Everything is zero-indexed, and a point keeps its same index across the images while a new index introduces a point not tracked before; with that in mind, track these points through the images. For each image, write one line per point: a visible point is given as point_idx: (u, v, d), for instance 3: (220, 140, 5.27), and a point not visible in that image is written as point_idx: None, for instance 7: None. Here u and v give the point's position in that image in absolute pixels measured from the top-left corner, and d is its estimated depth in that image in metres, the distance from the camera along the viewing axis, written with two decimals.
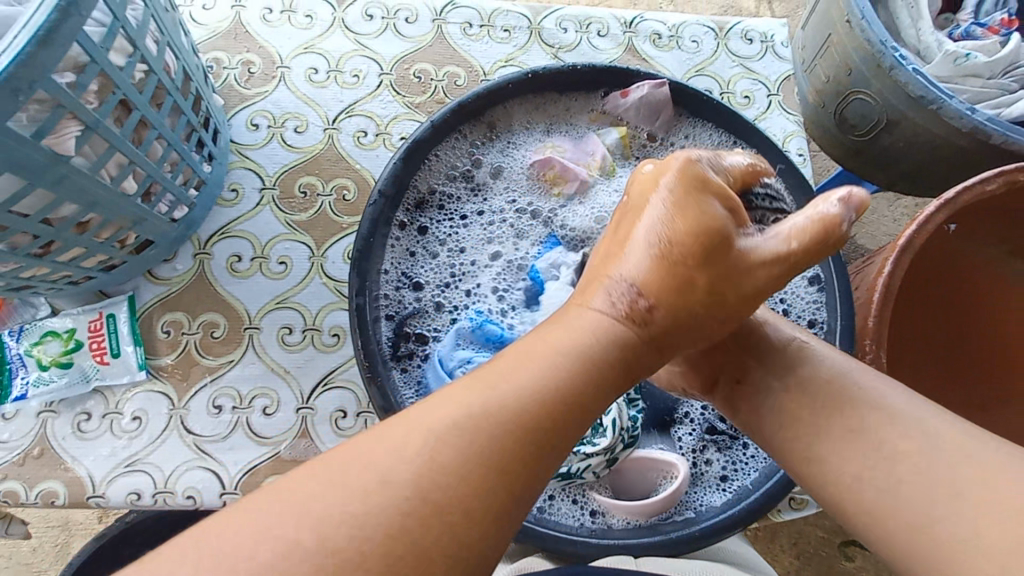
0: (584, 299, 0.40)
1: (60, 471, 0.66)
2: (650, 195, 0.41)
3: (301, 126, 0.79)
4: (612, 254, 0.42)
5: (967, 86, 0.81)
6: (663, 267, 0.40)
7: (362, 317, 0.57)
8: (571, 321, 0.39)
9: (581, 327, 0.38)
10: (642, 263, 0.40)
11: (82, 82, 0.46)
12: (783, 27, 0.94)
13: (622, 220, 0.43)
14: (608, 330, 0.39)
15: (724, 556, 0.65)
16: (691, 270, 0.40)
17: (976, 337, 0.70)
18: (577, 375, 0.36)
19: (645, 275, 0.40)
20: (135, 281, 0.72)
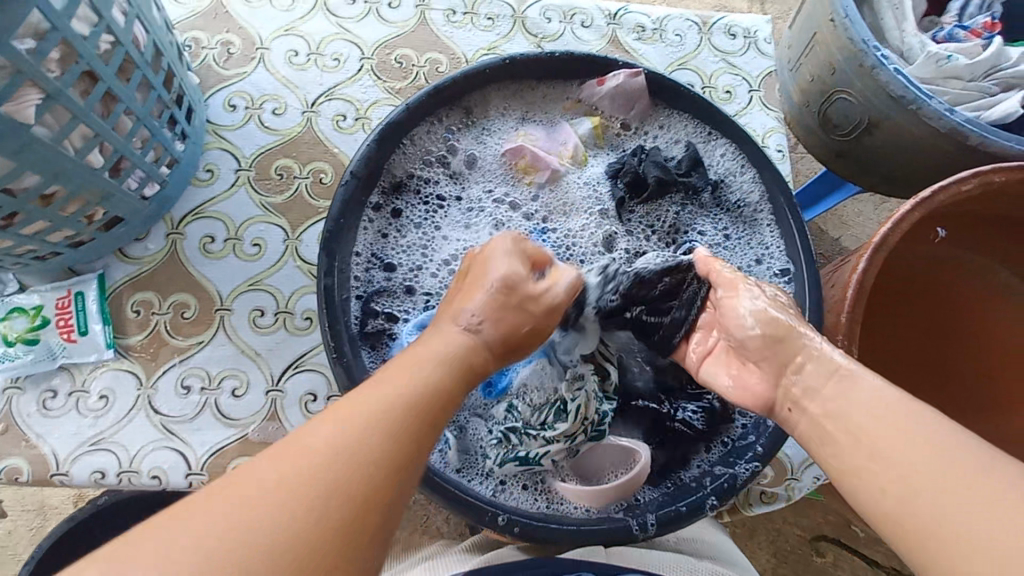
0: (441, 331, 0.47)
1: (23, 448, 0.65)
2: (484, 271, 0.50)
3: (279, 108, 0.79)
4: (462, 298, 0.49)
5: (947, 88, 0.81)
6: (502, 308, 0.48)
7: (330, 297, 0.58)
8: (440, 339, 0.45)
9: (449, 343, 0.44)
10: (486, 302, 0.48)
11: (42, 49, 0.45)
12: (768, 24, 0.95)
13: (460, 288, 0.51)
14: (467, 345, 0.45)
15: (691, 548, 0.66)
16: (515, 313, 0.49)
17: (956, 341, 0.70)
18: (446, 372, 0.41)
19: (487, 311, 0.47)
20: (106, 259, 0.71)
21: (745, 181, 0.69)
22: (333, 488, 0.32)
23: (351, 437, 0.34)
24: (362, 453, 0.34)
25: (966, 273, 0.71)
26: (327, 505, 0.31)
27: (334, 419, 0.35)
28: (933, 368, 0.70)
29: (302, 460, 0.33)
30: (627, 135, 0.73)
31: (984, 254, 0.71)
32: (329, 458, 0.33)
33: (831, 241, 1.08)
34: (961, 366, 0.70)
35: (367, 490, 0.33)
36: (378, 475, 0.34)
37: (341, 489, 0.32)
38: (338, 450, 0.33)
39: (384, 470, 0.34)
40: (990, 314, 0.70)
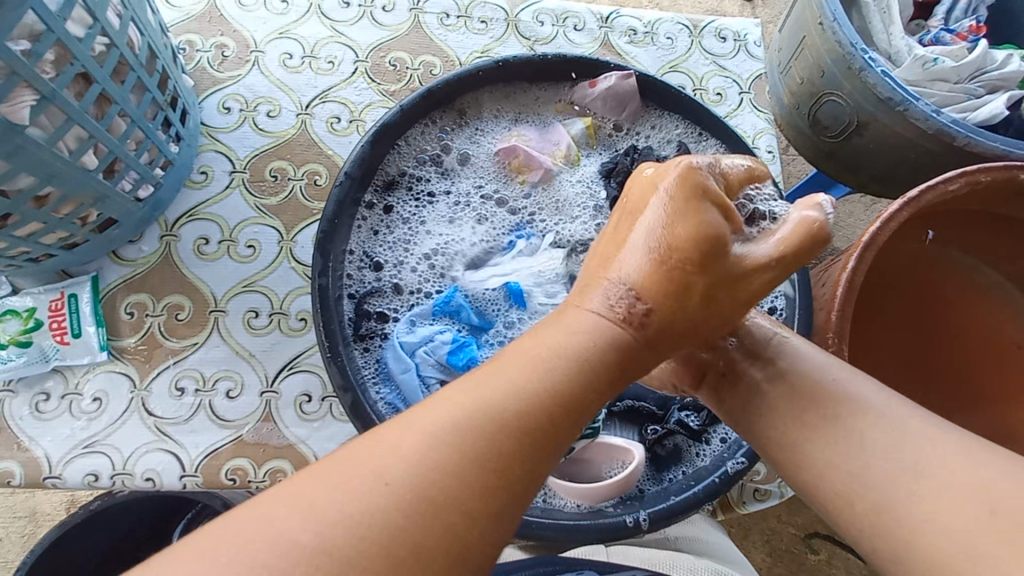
0: (580, 300, 0.39)
1: (16, 451, 0.65)
2: (650, 195, 0.40)
3: (273, 110, 0.79)
4: (611, 255, 0.40)
5: (935, 90, 0.83)
6: (661, 270, 0.39)
7: (324, 297, 0.58)
8: (569, 322, 0.38)
9: (578, 330, 0.37)
10: (641, 265, 0.39)
11: (37, 51, 0.45)
12: (757, 27, 0.96)
13: (620, 223, 0.42)
14: (602, 332, 0.37)
15: (688, 545, 0.66)
16: (688, 273, 0.39)
17: (942, 338, 0.71)
18: (569, 370, 0.35)
19: (642, 277, 0.39)
20: (99, 262, 0.71)
21: None
22: (427, 506, 0.30)
23: (446, 450, 0.31)
24: (460, 468, 0.31)
25: (950, 271, 0.72)
26: (422, 528, 0.29)
27: (428, 428, 0.32)
28: (918, 364, 0.70)
29: (391, 479, 0.30)
30: (619, 136, 0.73)
31: (967, 253, 0.73)
32: (425, 475, 0.30)
33: None
34: (946, 362, 0.70)
35: (466, 515, 0.30)
36: (476, 495, 0.31)
37: (439, 512, 0.30)
38: (433, 467, 0.31)
39: (485, 491, 0.31)
40: (977, 312, 0.71)
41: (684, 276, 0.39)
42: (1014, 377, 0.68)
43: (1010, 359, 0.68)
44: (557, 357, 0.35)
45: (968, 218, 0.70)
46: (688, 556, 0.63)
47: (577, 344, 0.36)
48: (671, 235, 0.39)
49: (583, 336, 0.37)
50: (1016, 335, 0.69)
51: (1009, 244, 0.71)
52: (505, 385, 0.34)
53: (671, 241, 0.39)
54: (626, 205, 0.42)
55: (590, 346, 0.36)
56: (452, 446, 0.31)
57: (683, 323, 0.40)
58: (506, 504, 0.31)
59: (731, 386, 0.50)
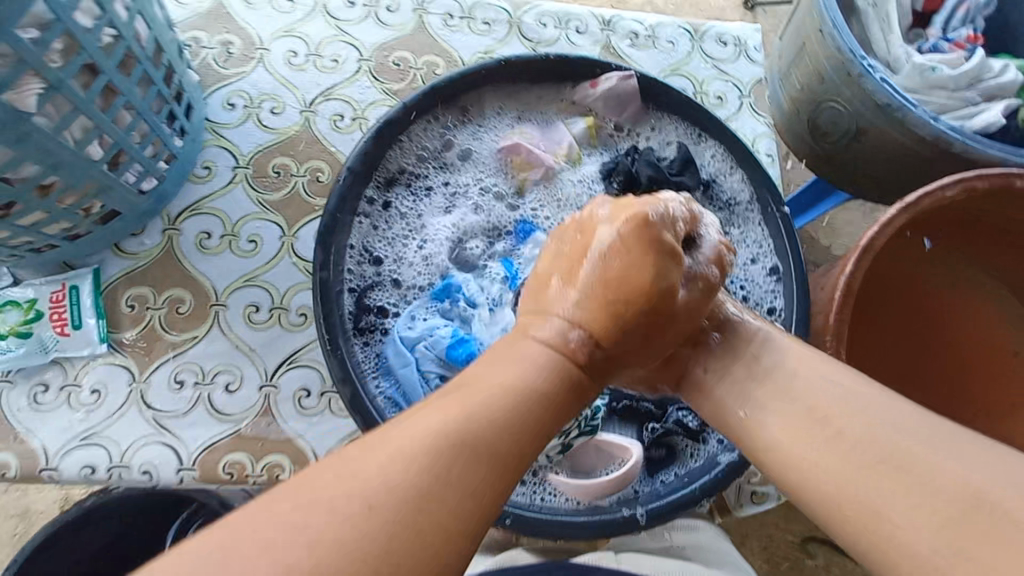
0: (528, 332, 0.42)
1: (13, 442, 0.65)
2: (602, 235, 0.44)
3: (277, 107, 0.79)
4: (561, 291, 0.43)
5: (934, 97, 0.83)
6: (608, 310, 0.42)
7: (325, 290, 0.58)
8: (518, 353, 0.40)
9: (526, 360, 0.40)
10: (591, 304, 0.42)
11: (46, 40, 0.46)
12: (757, 33, 0.97)
13: (574, 258, 0.45)
14: (548, 363, 0.40)
15: (692, 552, 0.66)
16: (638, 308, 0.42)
17: (943, 346, 0.71)
18: (518, 407, 0.37)
19: (591, 317, 0.42)
20: (100, 254, 0.71)
21: (735, 181, 0.71)
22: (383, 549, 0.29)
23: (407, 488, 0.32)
24: (419, 510, 0.31)
25: (955, 281, 0.72)
26: (381, 567, 0.29)
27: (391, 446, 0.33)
28: (920, 371, 0.70)
29: (363, 479, 0.32)
30: (619, 136, 0.74)
31: (972, 265, 0.73)
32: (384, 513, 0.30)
33: (822, 248, 1.10)
34: (947, 371, 0.70)
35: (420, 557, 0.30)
36: (434, 530, 0.31)
37: (394, 555, 0.30)
38: (395, 507, 0.31)
39: (438, 531, 0.31)
40: (975, 322, 0.72)
41: (620, 310, 0.42)
42: (1008, 390, 0.69)
43: (1005, 372, 0.70)
44: (505, 397, 0.37)
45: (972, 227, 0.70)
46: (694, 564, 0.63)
47: (527, 374, 0.39)
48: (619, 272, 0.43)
49: (535, 374, 0.39)
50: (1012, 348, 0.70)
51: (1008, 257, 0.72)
52: (458, 424, 0.35)
53: (615, 275, 0.43)
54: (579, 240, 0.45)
55: (534, 377, 0.39)
56: (409, 485, 0.32)
57: (629, 352, 0.43)
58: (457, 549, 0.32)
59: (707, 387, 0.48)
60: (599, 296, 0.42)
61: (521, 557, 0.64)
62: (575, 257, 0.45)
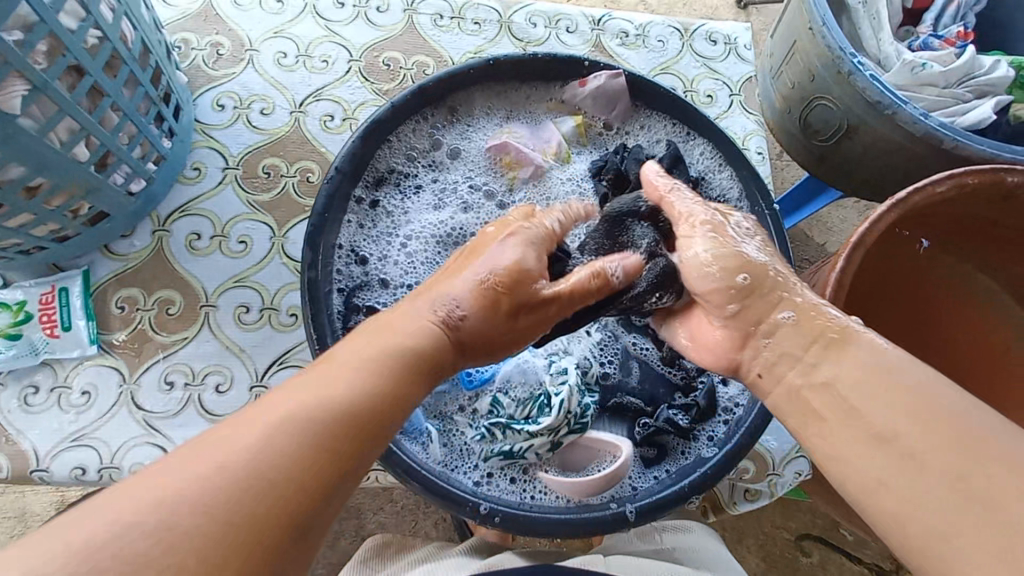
0: (407, 308, 0.46)
1: (4, 444, 0.65)
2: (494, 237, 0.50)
3: (267, 108, 0.79)
4: (446, 277, 0.48)
5: (924, 94, 0.83)
6: (479, 294, 0.47)
7: (313, 289, 0.58)
8: (397, 326, 0.44)
9: (400, 332, 0.43)
10: (465, 288, 0.47)
11: (30, 42, 0.46)
12: (747, 31, 0.97)
13: (460, 257, 0.50)
14: (427, 335, 0.44)
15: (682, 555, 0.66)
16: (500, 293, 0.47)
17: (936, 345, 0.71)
18: (380, 376, 0.39)
19: (464, 299, 0.46)
20: (91, 256, 0.71)
21: (724, 179, 0.71)
22: (250, 481, 0.31)
23: (282, 432, 0.34)
24: (291, 449, 0.33)
25: (947, 278, 0.72)
26: (246, 495, 0.31)
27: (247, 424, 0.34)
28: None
29: (228, 465, 0.32)
30: (609, 135, 0.74)
31: (966, 261, 0.72)
32: (255, 449, 0.32)
33: (816, 246, 1.10)
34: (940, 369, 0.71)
35: (286, 491, 0.32)
36: (302, 469, 0.33)
37: (261, 486, 0.32)
38: (267, 445, 0.33)
39: (305, 470, 0.33)
40: (968, 318, 0.72)
41: (496, 294, 0.47)
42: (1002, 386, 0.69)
43: (999, 368, 0.70)
44: (381, 357, 0.40)
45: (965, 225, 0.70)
46: (683, 567, 0.63)
47: (408, 342, 0.42)
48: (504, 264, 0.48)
49: (405, 341, 0.42)
50: (1007, 344, 0.70)
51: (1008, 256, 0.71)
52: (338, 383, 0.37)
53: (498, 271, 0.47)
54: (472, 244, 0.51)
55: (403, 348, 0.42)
56: (281, 429, 0.34)
57: (492, 336, 0.48)
58: (326, 487, 0.34)
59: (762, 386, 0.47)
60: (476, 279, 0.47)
61: (509, 559, 0.64)
62: (467, 252, 0.51)
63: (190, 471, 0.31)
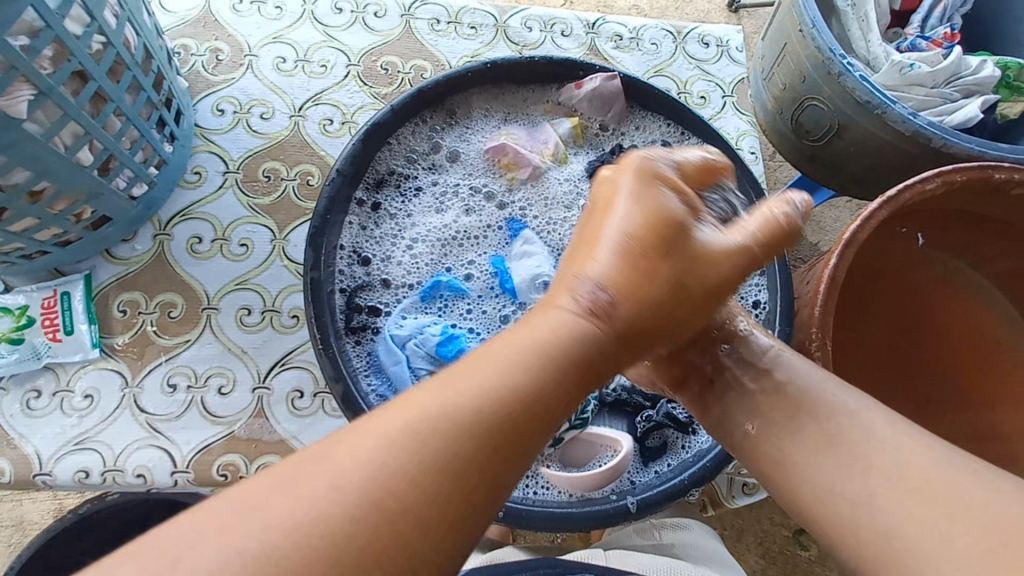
0: (551, 299, 0.39)
1: (7, 448, 0.65)
2: (614, 195, 0.41)
3: (266, 112, 0.80)
4: (580, 255, 0.41)
5: (912, 94, 0.85)
6: (627, 266, 0.39)
7: (317, 290, 0.59)
8: (538, 320, 0.38)
9: (546, 327, 0.37)
10: (608, 262, 0.40)
11: (36, 47, 0.47)
12: (739, 33, 0.99)
13: (588, 220, 0.42)
14: (577, 328, 0.37)
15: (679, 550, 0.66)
16: (653, 262, 0.39)
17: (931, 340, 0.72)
18: (531, 378, 0.35)
19: (611, 274, 0.39)
20: (92, 260, 0.72)
21: None
22: (385, 516, 0.30)
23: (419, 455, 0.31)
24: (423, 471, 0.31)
25: (940, 273, 0.73)
26: (386, 514, 0.30)
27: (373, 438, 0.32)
28: (904, 362, 0.72)
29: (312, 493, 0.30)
30: (604, 135, 0.75)
31: (959, 257, 0.73)
32: (389, 474, 0.30)
33: (809, 245, 1.12)
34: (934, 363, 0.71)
35: (421, 503, 0.30)
36: (443, 492, 0.31)
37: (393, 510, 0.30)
38: (400, 464, 0.31)
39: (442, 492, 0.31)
40: (960, 313, 0.72)
41: (648, 268, 0.39)
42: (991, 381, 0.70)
43: (990, 362, 0.71)
44: (521, 367, 0.35)
45: (952, 221, 0.71)
46: (681, 561, 0.63)
47: (552, 342, 0.36)
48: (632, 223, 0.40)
49: (560, 336, 0.37)
50: (998, 339, 0.71)
51: (998, 252, 0.72)
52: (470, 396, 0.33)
53: (636, 236, 0.40)
54: (596, 202, 0.43)
55: (567, 347, 0.36)
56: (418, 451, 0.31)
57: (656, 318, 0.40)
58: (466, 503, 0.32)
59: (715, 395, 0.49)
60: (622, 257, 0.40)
61: (511, 554, 0.64)
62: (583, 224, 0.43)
63: (310, 484, 0.30)
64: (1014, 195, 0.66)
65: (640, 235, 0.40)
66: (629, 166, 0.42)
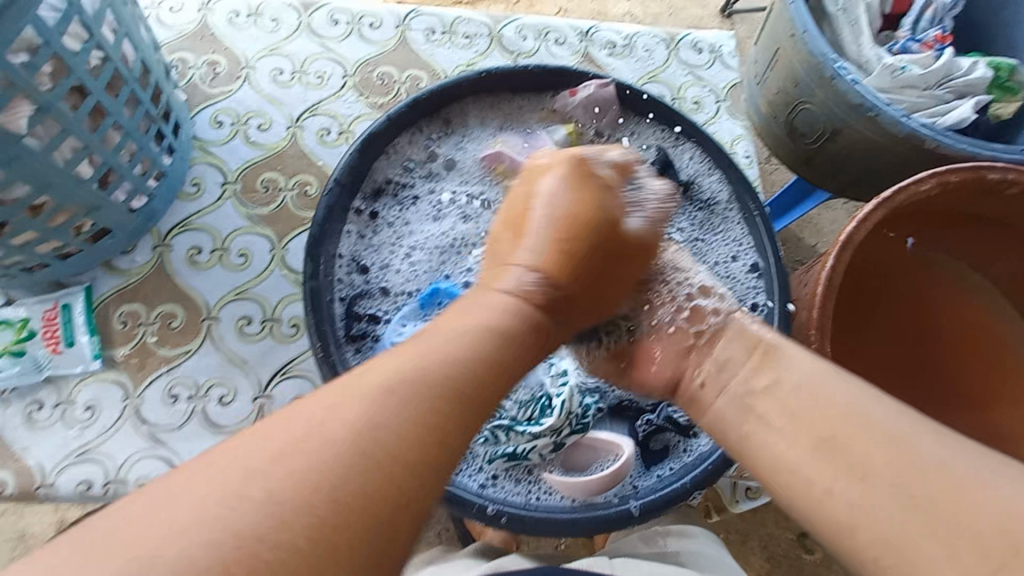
0: (491, 283, 0.43)
1: (10, 461, 0.65)
2: (545, 180, 0.48)
3: (264, 123, 0.81)
4: (513, 241, 0.46)
5: (904, 97, 0.86)
6: (561, 252, 0.44)
7: (316, 298, 0.60)
8: (481, 299, 0.41)
9: (490, 304, 0.40)
10: (538, 248, 0.44)
11: (35, 63, 0.48)
12: (732, 39, 1.00)
13: (520, 206, 0.47)
14: (513, 306, 0.41)
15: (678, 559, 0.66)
16: (583, 248, 0.45)
17: (932, 341, 0.72)
18: (477, 346, 0.37)
19: (544, 259, 0.44)
20: (93, 273, 0.72)
21: (714, 182, 0.73)
22: (359, 476, 0.29)
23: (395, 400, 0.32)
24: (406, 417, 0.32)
25: (937, 275, 0.74)
26: (343, 461, 0.29)
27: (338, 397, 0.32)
28: (909, 365, 0.71)
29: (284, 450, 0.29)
30: (600, 142, 0.75)
31: (957, 258, 0.74)
32: (363, 420, 0.31)
33: (807, 248, 1.12)
34: (936, 364, 0.71)
35: (386, 457, 0.30)
36: (409, 446, 0.31)
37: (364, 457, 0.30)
38: (378, 408, 0.32)
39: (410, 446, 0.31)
40: (961, 315, 0.73)
41: (574, 250, 0.45)
42: (995, 383, 0.70)
43: (994, 364, 0.71)
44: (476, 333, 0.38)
45: (946, 223, 0.72)
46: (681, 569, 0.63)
47: (493, 318, 0.39)
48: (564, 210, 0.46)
49: (498, 315, 0.39)
50: (999, 340, 0.71)
51: (994, 250, 0.73)
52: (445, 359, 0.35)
53: (563, 217, 0.45)
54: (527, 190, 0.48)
55: (500, 319, 0.39)
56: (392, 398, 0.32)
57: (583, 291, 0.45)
58: (438, 462, 0.32)
59: (705, 398, 0.47)
60: (556, 244, 0.45)
61: (511, 562, 0.64)
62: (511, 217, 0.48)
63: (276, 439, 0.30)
64: (1009, 196, 0.66)
65: (573, 221, 0.45)
66: (564, 161, 0.48)
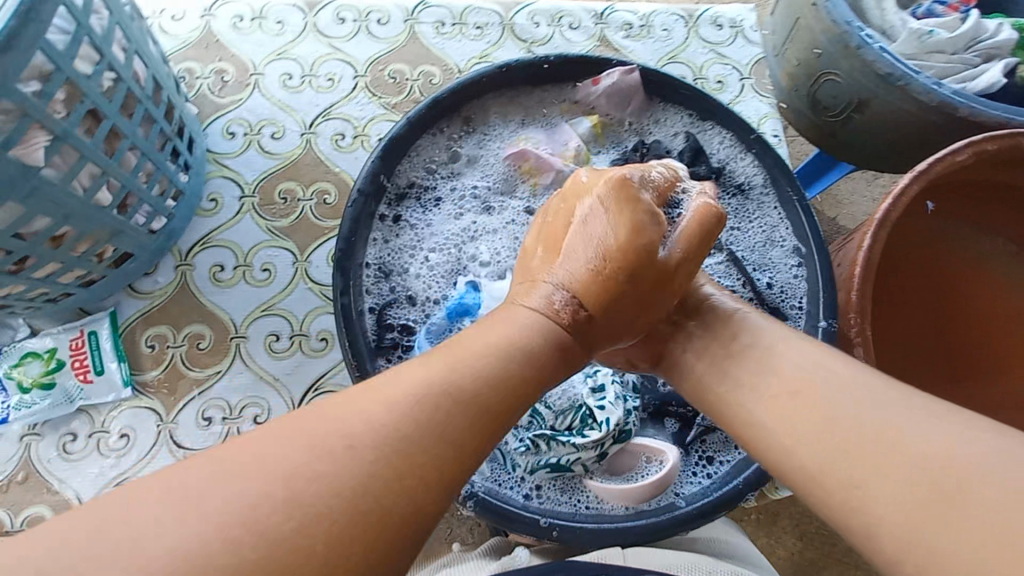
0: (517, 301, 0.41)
1: (45, 494, 0.64)
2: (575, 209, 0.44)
3: (277, 132, 0.79)
4: (547, 262, 0.43)
5: (933, 62, 0.82)
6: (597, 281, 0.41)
7: (347, 313, 0.58)
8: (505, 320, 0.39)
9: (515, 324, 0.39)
10: (574, 274, 0.41)
11: (48, 91, 0.45)
12: (751, 12, 0.96)
13: (554, 227, 0.45)
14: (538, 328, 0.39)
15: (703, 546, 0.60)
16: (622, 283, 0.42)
17: (963, 315, 0.69)
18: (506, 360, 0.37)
19: (577, 285, 0.41)
20: (116, 297, 0.71)
21: (747, 165, 0.71)
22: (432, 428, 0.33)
23: (403, 398, 0.33)
24: (407, 410, 0.33)
25: (963, 242, 0.70)
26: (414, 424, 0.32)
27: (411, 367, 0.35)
28: (928, 338, 0.68)
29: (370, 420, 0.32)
30: (625, 130, 0.74)
31: (985, 224, 0.71)
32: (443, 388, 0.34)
33: (829, 222, 1.09)
34: (967, 336, 0.68)
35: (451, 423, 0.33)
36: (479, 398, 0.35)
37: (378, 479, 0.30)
38: (387, 415, 0.32)
39: (432, 441, 0.32)
40: (980, 282, 0.69)
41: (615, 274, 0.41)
42: (1006, 356, 0.67)
43: (1014, 329, 0.68)
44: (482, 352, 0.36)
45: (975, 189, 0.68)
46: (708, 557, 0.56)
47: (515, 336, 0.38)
48: (612, 241, 0.42)
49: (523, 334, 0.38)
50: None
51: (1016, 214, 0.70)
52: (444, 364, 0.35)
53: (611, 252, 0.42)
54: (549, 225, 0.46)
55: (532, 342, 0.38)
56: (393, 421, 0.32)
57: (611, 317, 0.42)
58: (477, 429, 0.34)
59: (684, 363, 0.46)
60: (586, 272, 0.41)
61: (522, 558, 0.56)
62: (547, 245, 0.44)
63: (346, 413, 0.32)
64: None
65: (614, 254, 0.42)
66: (607, 182, 0.44)
